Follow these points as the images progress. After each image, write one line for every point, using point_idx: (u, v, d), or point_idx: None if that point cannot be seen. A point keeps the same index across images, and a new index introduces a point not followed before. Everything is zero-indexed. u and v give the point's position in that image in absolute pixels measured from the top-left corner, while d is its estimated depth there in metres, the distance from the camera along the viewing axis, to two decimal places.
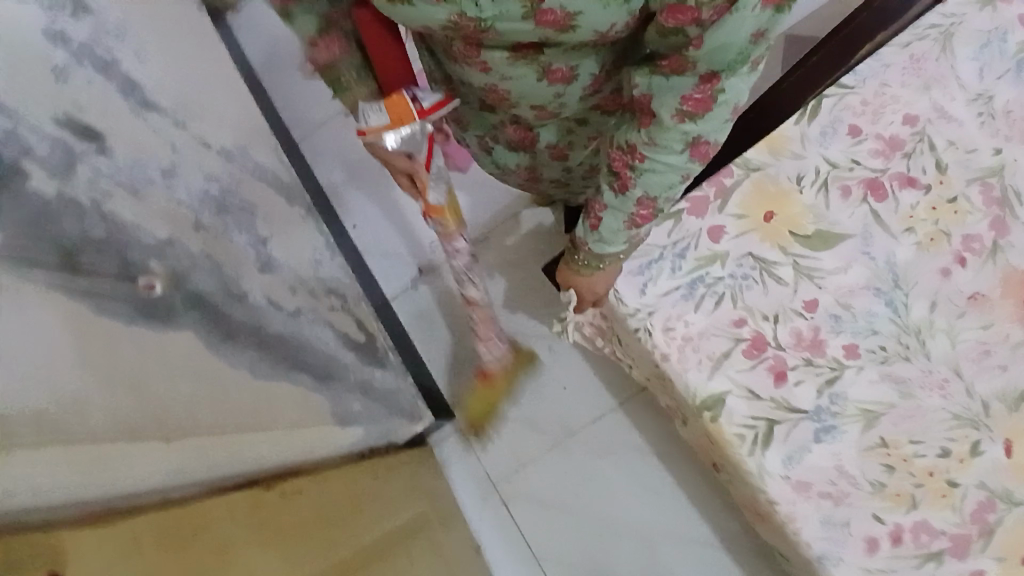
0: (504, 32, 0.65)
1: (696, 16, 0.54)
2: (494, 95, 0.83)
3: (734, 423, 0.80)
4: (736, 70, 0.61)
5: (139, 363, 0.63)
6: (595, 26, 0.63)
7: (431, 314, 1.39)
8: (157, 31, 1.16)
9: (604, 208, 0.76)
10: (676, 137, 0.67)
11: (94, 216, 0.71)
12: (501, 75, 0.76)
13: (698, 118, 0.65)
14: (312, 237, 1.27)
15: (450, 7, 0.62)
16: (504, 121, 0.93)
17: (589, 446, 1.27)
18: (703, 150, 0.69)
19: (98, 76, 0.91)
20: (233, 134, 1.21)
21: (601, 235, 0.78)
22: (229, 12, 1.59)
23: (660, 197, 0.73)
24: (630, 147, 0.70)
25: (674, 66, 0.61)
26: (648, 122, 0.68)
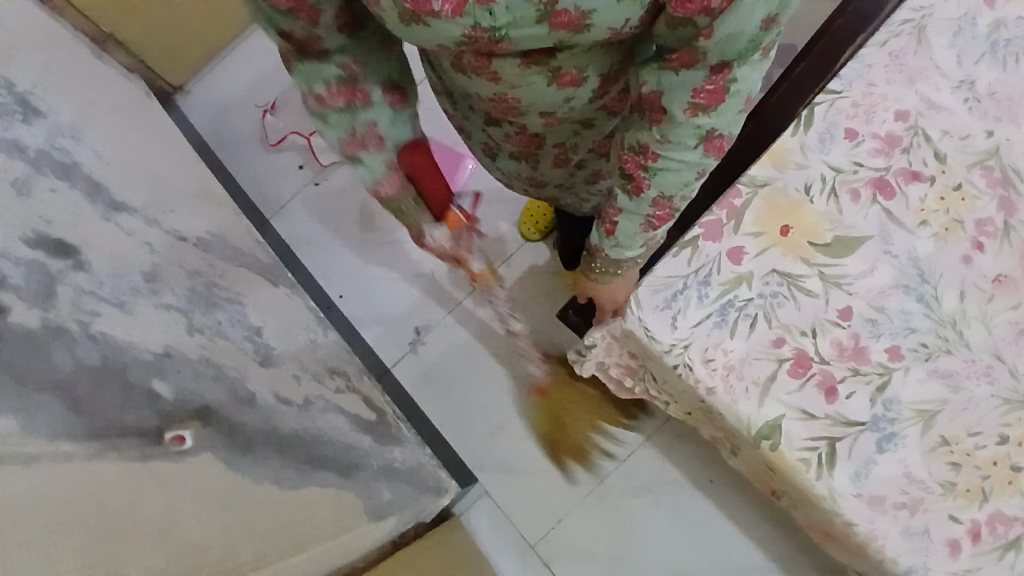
0: (519, 41, 0.63)
1: (706, 6, 0.57)
2: (502, 104, 0.86)
3: (795, 448, 0.77)
4: (747, 58, 0.64)
5: (167, 506, 0.61)
6: (610, 23, 0.62)
7: (437, 376, 1.34)
8: (111, 127, 1.09)
9: (620, 212, 0.82)
10: (689, 132, 0.70)
11: (85, 340, 0.64)
12: (510, 83, 0.79)
13: (711, 110, 0.68)
14: (303, 316, 1.20)
15: (466, 20, 0.60)
16: (510, 131, 0.97)
17: (622, 488, 1.22)
18: (717, 144, 0.72)
19: (63, 185, 0.84)
20: (206, 222, 1.14)
21: (617, 240, 0.85)
22: (178, 95, 1.53)
23: (675, 194, 0.77)
24: (641, 147, 0.74)
25: (685, 60, 0.64)
26: (659, 118, 0.71)
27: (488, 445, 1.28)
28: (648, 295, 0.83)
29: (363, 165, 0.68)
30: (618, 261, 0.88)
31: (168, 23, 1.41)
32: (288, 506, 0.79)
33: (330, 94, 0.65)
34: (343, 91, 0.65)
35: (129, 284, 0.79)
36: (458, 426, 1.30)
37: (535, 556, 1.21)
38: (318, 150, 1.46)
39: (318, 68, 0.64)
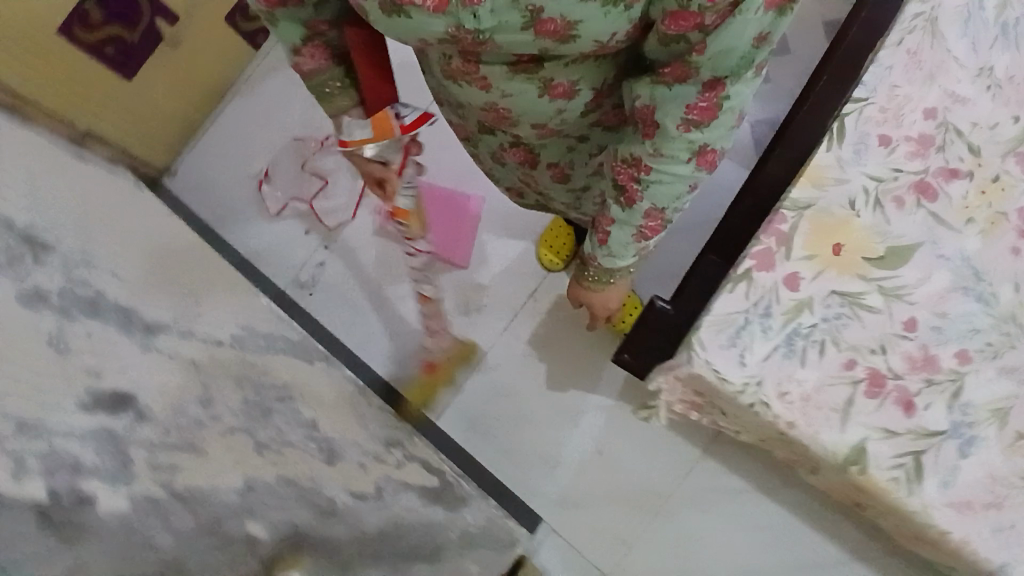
0: (504, 43, 0.71)
1: (699, 21, 0.63)
2: (493, 114, 0.91)
3: (885, 469, 0.78)
4: (740, 76, 0.69)
5: None
6: (597, 36, 0.69)
7: (483, 422, 1.32)
8: (119, 237, 1.06)
9: (612, 222, 0.88)
10: (681, 146, 0.76)
11: (173, 504, 0.63)
12: (500, 91, 0.84)
13: (703, 125, 0.73)
14: (344, 391, 1.17)
15: (449, 19, 0.69)
16: (506, 143, 1.01)
17: (689, 504, 1.23)
18: (709, 158, 0.78)
19: (94, 322, 0.81)
20: (234, 315, 1.12)
21: (610, 249, 0.91)
22: (166, 177, 1.49)
23: (666, 207, 0.83)
24: (634, 160, 0.80)
25: (678, 74, 0.70)
26: (652, 133, 0.77)
27: (547, 481, 1.27)
28: (710, 335, 0.82)
29: (278, 21, 0.75)
30: (610, 269, 0.97)
31: (150, 114, 1.38)
32: None
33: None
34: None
35: (189, 419, 0.77)
36: (514, 468, 1.29)
37: None
38: (323, 213, 1.43)
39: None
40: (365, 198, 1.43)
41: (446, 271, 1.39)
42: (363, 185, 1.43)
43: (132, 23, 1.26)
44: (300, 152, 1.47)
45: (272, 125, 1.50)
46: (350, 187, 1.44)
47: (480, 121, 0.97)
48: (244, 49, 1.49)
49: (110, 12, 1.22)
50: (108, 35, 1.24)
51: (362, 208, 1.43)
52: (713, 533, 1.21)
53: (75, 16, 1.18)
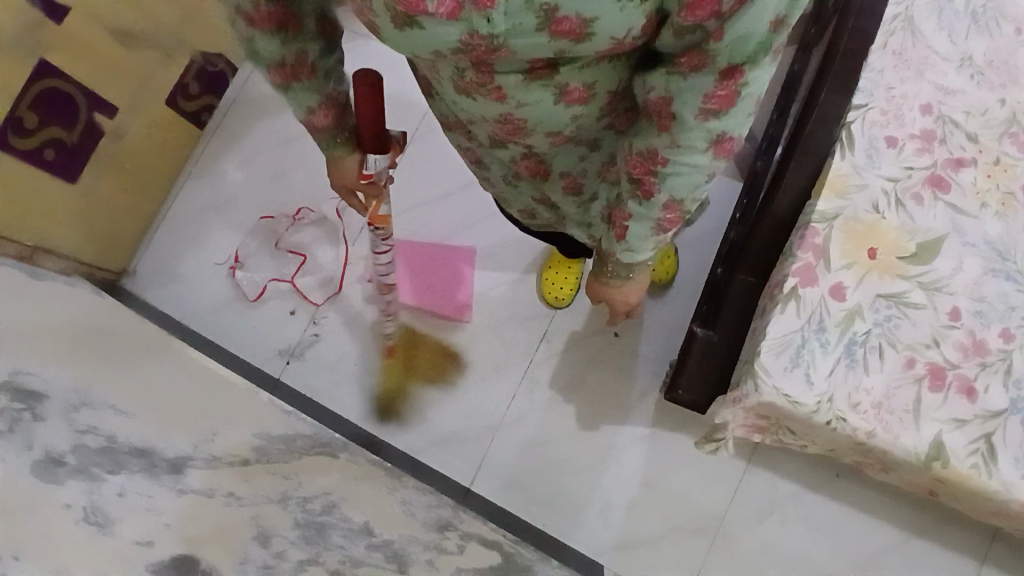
0: (518, 51, 0.56)
1: (716, 8, 0.50)
2: (506, 128, 0.74)
3: (963, 458, 0.80)
4: (759, 62, 0.55)
5: None
6: (612, 31, 0.54)
7: (521, 479, 1.27)
8: (110, 353, 0.94)
9: (629, 217, 0.71)
10: (700, 136, 0.61)
11: None
12: (517, 103, 0.67)
13: (722, 115, 0.59)
14: (378, 479, 1.09)
15: (462, 26, 0.52)
16: (515, 155, 0.84)
17: (744, 516, 1.22)
18: (729, 146, 0.63)
19: (121, 476, 0.73)
20: (251, 418, 1.03)
21: (629, 245, 0.74)
22: (124, 277, 1.37)
23: (686, 198, 0.67)
24: (649, 151, 0.64)
25: (694, 64, 0.55)
26: (667, 124, 0.61)
27: (598, 525, 1.24)
28: (773, 360, 0.81)
29: (290, 94, 0.66)
30: (631, 264, 0.78)
31: (93, 216, 1.25)
32: None
33: (262, 17, 0.59)
34: (275, 18, 0.59)
35: None
36: (562, 517, 1.25)
37: None
38: (307, 289, 1.35)
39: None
40: (350, 267, 1.36)
41: (450, 327, 1.33)
42: (347, 251, 1.36)
43: (70, 122, 1.16)
44: (272, 230, 1.38)
45: (232, 205, 1.40)
46: (332, 257, 1.36)
47: (489, 135, 0.80)
48: (189, 129, 1.39)
49: (48, 113, 1.13)
50: (46, 139, 1.13)
51: (349, 278, 1.35)
52: (772, 540, 1.21)
53: (10, 122, 1.07)
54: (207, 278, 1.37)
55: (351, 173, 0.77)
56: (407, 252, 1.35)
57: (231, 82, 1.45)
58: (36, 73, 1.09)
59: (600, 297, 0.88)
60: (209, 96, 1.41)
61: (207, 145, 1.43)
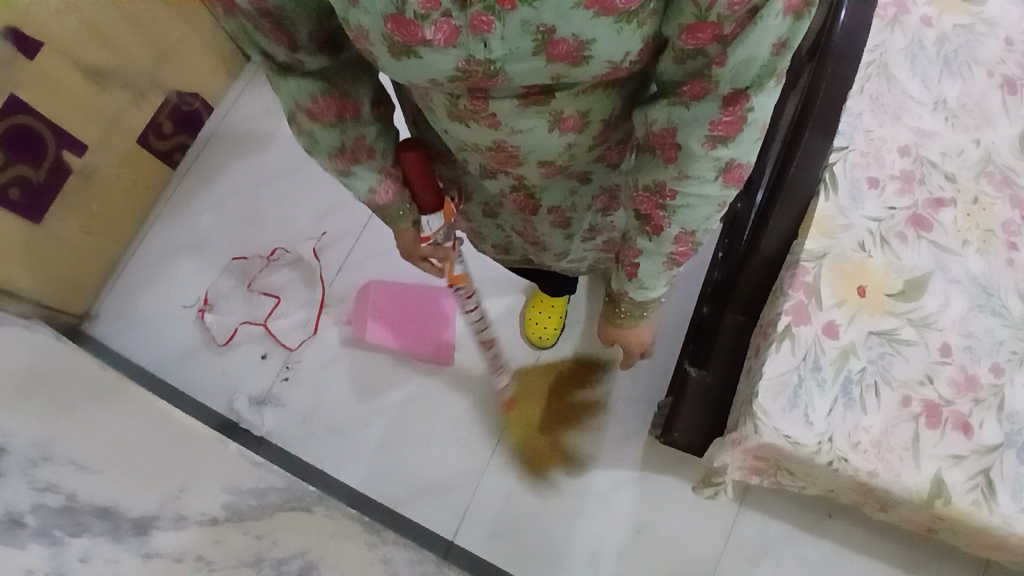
0: (514, 77, 0.55)
1: (718, 32, 0.50)
2: (498, 156, 0.72)
3: (964, 494, 0.79)
4: (763, 87, 0.54)
5: None
6: (609, 56, 0.53)
7: (508, 527, 1.21)
8: (68, 403, 0.87)
9: (639, 253, 0.70)
10: (708, 166, 0.59)
11: None
12: (509, 130, 0.66)
13: (729, 141, 0.58)
14: (356, 536, 1.02)
15: (459, 52, 0.52)
16: (505, 188, 0.82)
17: (738, 561, 1.19)
18: (738, 173, 0.61)
19: (83, 539, 0.66)
20: (222, 472, 0.96)
21: (641, 282, 0.73)
22: (85, 320, 1.29)
23: (697, 230, 0.66)
24: (656, 185, 0.63)
25: (697, 92, 0.55)
26: (672, 156, 0.60)
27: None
28: (770, 402, 0.80)
29: (353, 178, 0.66)
30: (644, 302, 0.77)
31: (56, 261, 1.18)
32: None
33: (322, 107, 0.60)
34: (335, 107, 0.60)
35: None
36: (550, 569, 1.19)
37: None
38: (281, 331, 1.29)
39: (297, 86, 0.58)
40: (327, 308, 1.31)
41: (432, 369, 1.29)
42: (322, 291, 1.32)
43: (38, 159, 1.11)
44: (245, 272, 1.33)
45: (205, 245, 1.35)
46: (307, 300, 1.31)
47: (480, 165, 0.78)
48: (161, 170, 1.36)
49: (13, 150, 1.08)
50: (13, 175, 1.08)
51: (326, 318, 1.31)
52: None
53: None
54: (175, 321, 1.30)
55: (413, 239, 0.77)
56: (388, 292, 1.29)
57: (207, 120, 1.42)
58: (7, 110, 1.05)
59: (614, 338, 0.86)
60: (183, 134, 1.37)
61: (179, 186, 1.38)
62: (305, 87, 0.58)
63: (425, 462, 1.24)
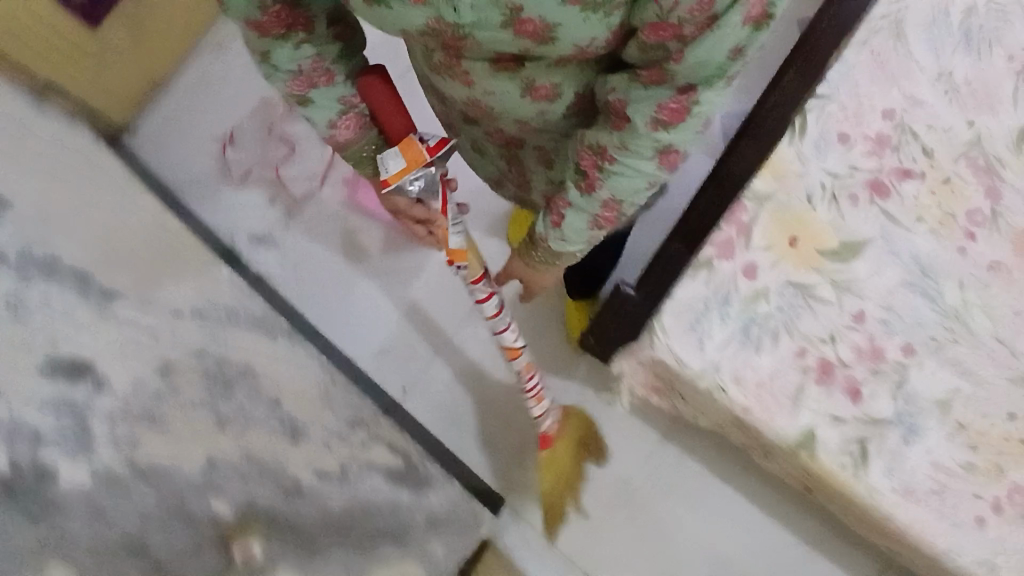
0: (485, 41, 0.64)
1: (677, 32, 0.56)
2: (476, 109, 0.84)
3: (831, 452, 0.81)
4: (714, 86, 0.60)
5: None
6: (575, 40, 0.62)
7: (449, 405, 1.33)
8: (75, 191, 1.01)
9: (568, 205, 0.76)
10: (647, 143, 0.67)
11: (143, 487, 0.63)
12: (484, 89, 0.77)
13: (672, 127, 0.65)
14: (308, 370, 1.15)
15: (429, 10, 0.60)
16: (490, 135, 0.94)
17: (650, 485, 1.26)
18: (672, 159, 0.69)
19: (49, 286, 0.77)
20: (197, 283, 1.09)
21: (563, 232, 0.78)
22: (126, 134, 1.45)
23: (625, 200, 0.73)
24: (599, 148, 0.71)
25: (654, 78, 0.62)
26: (620, 126, 0.68)
27: (512, 464, 1.30)
28: (672, 321, 0.85)
29: (312, 103, 0.79)
30: (558, 253, 0.83)
31: (100, 74, 1.32)
32: None
33: (270, 20, 0.70)
34: (282, 18, 0.71)
35: (148, 391, 0.72)
36: (477, 447, 1.31)
37: (576, 568, 1.24)
38: (290, 181, 1.41)
39: (246, 1, 0.68)
40: (334, 170, 1.42)
41: (415, 249, 1.39)
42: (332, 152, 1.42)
43: None
44: (268, 118, 1.44)
45: (237, 91, 1.47)
46: (318, 158, 1.42)
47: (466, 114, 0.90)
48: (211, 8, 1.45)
49: None
50: None
51: (331, 179, 1.42)
52: (672, 516, 1.25)
53: None
54: (202, 154, 1.44)
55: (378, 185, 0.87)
56: None
57: None
58: None
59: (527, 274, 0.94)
60: None
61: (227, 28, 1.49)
62: (253, 0, 0.68)
63: (390, 330, 1.37)
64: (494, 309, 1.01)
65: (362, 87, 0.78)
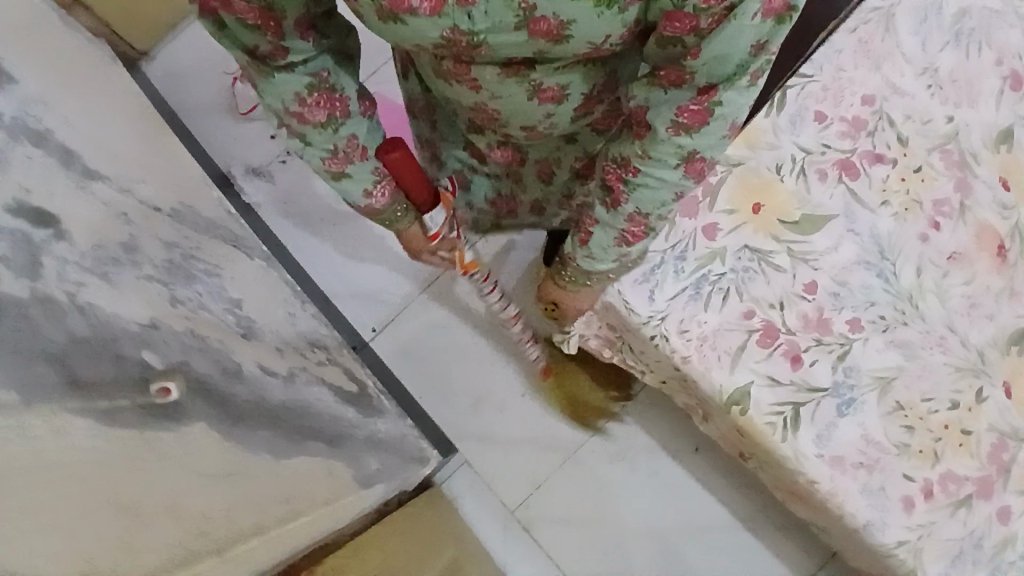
0: (497, 46, 0.62)
1: (694, 24, 0.55)
2: (482, 114, 0.82)
3: (763, 413, 0.82)
4: (734, 83, 0.60)
5: (178, 488, 0.59)
6: (589, 37, 0.60)
7: (416, 351, 1.35)
8: (78, 88, 1.05)
9: (595, 223, 0.76)
10: (670, 150, 0.66)
11: (75, 313, 0.60)
12: (490, 94, 0.74)
13: (693, 131, 0.64)
14: (279, 292, 1.18)
15: (444, 21, 0.58)
16: (493, 143, 0.97)
17: (599, 453, 1.28)
18: (698, 166, 0.69)
19: (39, 152, 0.79)
20: (182, 193, 1.12)
21: (591, 251, 0.79)
22: (144, 57, 1.50)
23: (651, 213, 0.73)
24: (622, 160, 0.70)
25: (672, 78, 0.60)
26: (642, 134, 0.67)
27: (468, 417, 1.31)
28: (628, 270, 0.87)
29: (349, 177, 0.73)
30: (590, 271, 0.82)
31: None
32: (293, 495, 0.76)
33: (309, 106, 0.66)
34: (322, 103, 0.66)
35: (109, 258, 0.74)
36: (436, 396, 1.33)
37: (514, 520, 1.26)
38: None
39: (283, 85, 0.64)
40: None
41: None
42: None
43: None
44: None
45: None
46: None
47: (470, 118, 0.90)
48: None
49: None
50: None
51: None
52: (614, 486, 1.26)
53: None
54: (214, 84, 1.48)
55: (419, 235, 0.82)
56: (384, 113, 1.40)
57: None
58: None
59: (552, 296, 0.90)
60: None
61: None
62: (290, 84, 0.64)
63: (367, 273, 1.39)
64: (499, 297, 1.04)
65: (388, 161, 0.71)
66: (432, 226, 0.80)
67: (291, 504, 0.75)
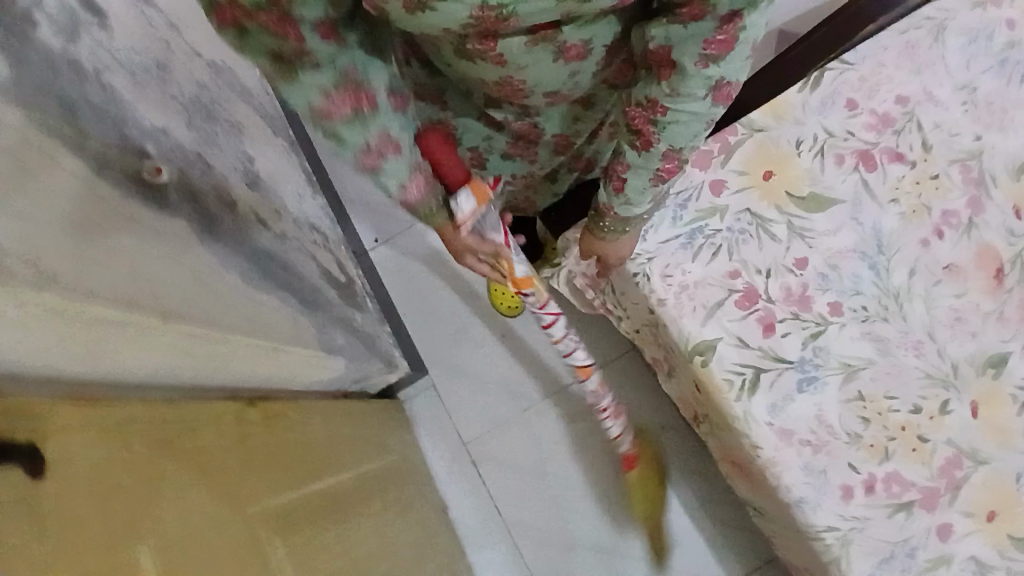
0: (526, 16, 0.54)
1: None
2: (504, 89, 0.71)
3: (723, 368, 0.81)
4: (759, 5, 0.57)
5: (143, 246, 0.60)
6: None
7: (411, 271, 1.36)
8: None
9: (628, 168, 0.72)
10: (698, 84, 0.63)
11: (94, 82, 0.58)
12: (516, 68, 0.65)
13: (721, 60, 0.61)
14: (293, 173, 1.19)
15: (475, 1, 0.50)
16: (510, 116, 0.83)
17: (560, 410, 1.28)
18: (726, 92, 0.66)
19: None
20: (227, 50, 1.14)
21: (627, 198, 0.75)
22: None
23: (684, 146, 0.70)
24: (648, 101, 0.67)
25: (694, 13, 0.57)
26: (666, 74, 0.64)
27: (445, 345, 1.32)
28: None
29: (384, 175, 0.65)
30: (628, 220, 0.78)
31: None
32: (255, 319, 0.78)
33: (337, 104, 0.57)
34: (350, 99, 0.57)
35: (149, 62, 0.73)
36: (418, 318, 1.34)
37: (465, 454, 1.27)
38: None
39: (312, 83, 0.55)
40: None
41: None
42: None
43: None
44: None
45: None
46: None
47: (485, 94, 0.78)
48: None
49: None
50: None
51: None
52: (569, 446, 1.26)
53: None
54: None
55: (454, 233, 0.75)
56: None
57: None
58: None
59: (595, 252, 0.84)
60: None
61: None
62: (318, 85, 0.55)
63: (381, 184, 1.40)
64: (562, 332, 0.99)
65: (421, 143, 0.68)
66: (459, 214, 0.71)
67: (247, 323, 0.76)
